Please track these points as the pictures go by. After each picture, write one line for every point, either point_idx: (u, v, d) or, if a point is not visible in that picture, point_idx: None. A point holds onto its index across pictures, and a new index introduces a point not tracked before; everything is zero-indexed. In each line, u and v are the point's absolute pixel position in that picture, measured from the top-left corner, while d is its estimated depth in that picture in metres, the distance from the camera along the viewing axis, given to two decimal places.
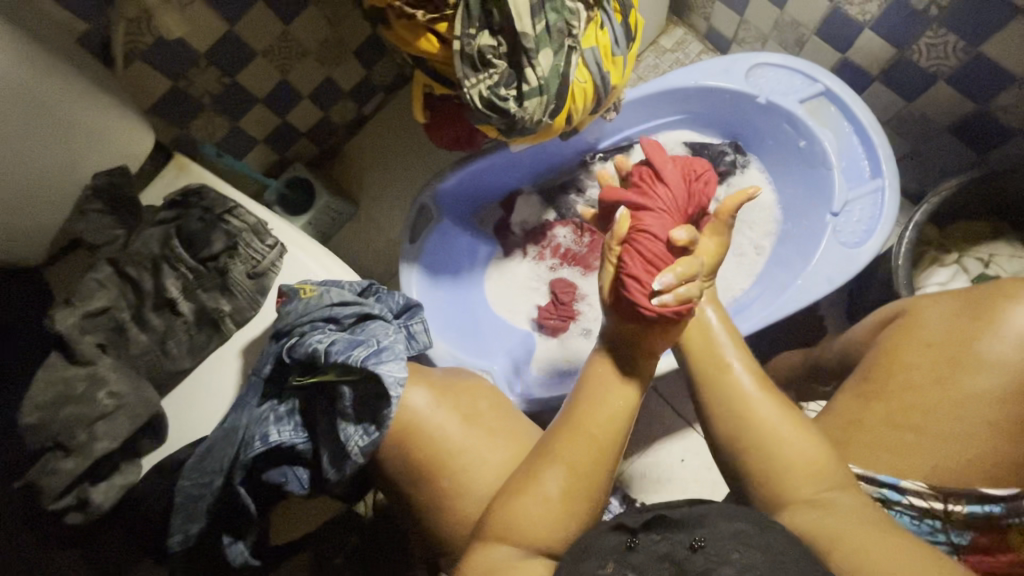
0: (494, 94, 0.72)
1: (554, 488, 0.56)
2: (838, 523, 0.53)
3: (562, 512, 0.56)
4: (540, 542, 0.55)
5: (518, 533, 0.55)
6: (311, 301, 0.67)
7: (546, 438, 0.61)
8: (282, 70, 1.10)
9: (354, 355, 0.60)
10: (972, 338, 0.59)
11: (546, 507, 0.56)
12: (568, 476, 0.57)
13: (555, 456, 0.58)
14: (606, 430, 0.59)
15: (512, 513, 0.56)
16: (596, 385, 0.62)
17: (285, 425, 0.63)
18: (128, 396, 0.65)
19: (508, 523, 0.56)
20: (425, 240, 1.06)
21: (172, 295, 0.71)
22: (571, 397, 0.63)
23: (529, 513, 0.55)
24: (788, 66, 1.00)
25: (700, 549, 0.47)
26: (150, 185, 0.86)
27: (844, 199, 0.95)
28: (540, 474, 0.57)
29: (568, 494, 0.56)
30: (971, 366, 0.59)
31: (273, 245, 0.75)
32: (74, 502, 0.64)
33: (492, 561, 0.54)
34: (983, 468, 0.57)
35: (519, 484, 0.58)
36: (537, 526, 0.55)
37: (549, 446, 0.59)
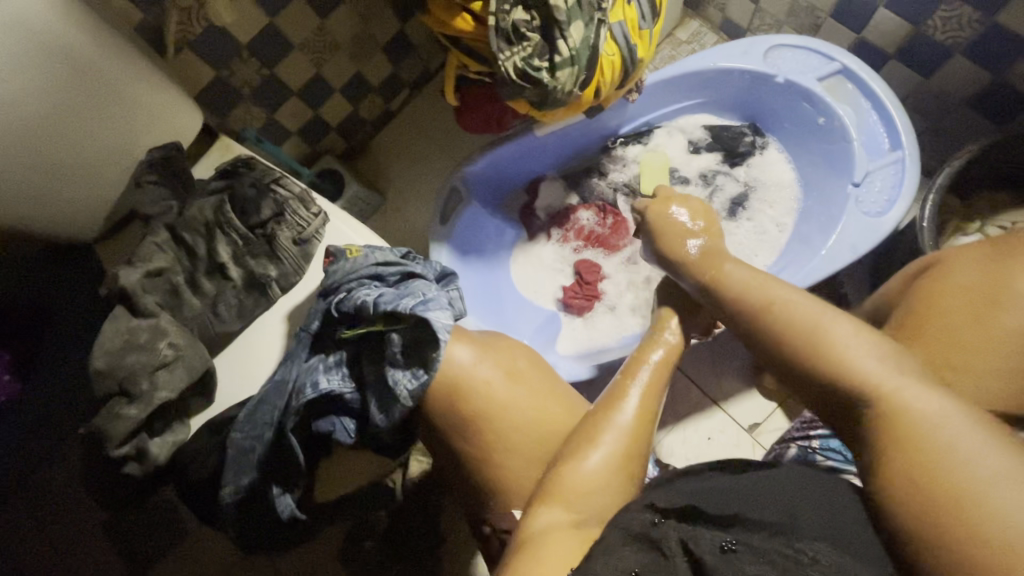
0: (528, 65, 0.76)
1: (603, 455, 0.58)
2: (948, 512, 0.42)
3: (616, 480, 0.57)
4: (593, 512, 0.54)
5: (574, 498, 0.55)
6: (357, 261, 0.71)
7: (599, 407, 0.64)
8: (316, 64, 1.15)
9: (403, 303, 0.63)
10: (1007, 280, 0.60)
11: (600, 474, 0.57)
12: (624, 443, 0.59)
13: (613, 423, 0.61)
14: (653, 405, 0.64)
15: (569, 477, 0.57)
16: (651, 370, 0.67)
17: (333, 374, 0.66)
18: (187, 349, 0.68)
19: (561, 490, 0.56)
20: (454, 221, 1.11)
21: (223, 260, 0.75)
22: (619, 377, 0.68)
23: (584, 477, 0.56)
24: (804, 47, 1.03)
25: (730, 552, 0.47)
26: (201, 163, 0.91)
27: (865, 170, 0.97)
28: (597, 440, 0.60)
29: (625, 461, 0.58)
30: (1009, 303, 0.59)
31: (318, 214, 0.79)
32: (132, 453, 0.67)
33: (544, 529, 0.52)
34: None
35: (571, 453, 0.59)
36: (589, 495, 0.55)
37: (598, 415, 0.63)
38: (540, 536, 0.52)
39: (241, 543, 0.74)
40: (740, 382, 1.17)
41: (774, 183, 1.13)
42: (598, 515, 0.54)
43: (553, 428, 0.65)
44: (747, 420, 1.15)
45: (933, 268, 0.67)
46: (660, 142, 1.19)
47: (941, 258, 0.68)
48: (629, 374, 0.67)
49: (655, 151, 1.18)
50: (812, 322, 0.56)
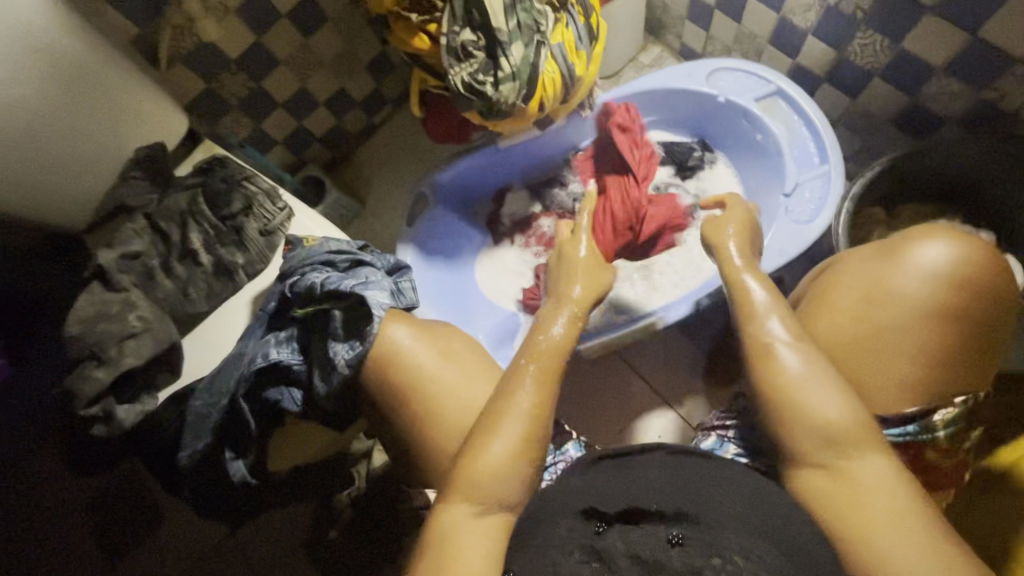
0: (474, 79, 0.85)
1: (506, 444, 0.65)
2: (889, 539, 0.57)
3: (516, 467, 0.64)
4: (494, 499, 0.63)
5: (477, 491, 0.62)
6: (312, 248, 0.79)
7: (505, 393, 0.69)
8: (301, 79, 1.26)
9: (346, 283, 0.71)
10: (889, 281, 0.70)
11: (501, 463, 0.64)
12: (525, 431, 0.66)
13: (514, 409, 0.67)
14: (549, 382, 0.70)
15: (474, 470, 0.63)
16: (546, 350, 0.72)
17: (283, 347, 0.73)
18: (154, 322, 0.76)
19: (467, 481, 0.63)
20: (420, 224, 1.19)
21: (195, 246, 0.83)
22: (521, 362, 0.72)
23: (486, 470, 0.63)
24: (744, 70, 1.12)
25: (678, 545, 0.57)
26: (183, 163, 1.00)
27: (795, 182, 1.05)
28: (499, 431, 0.65)
29: (524, 446, 0.65)
30: (887, 301, 0.70)
31: (283, 208, 0.87)
32: (100, 415, 0.73)
33: (450, 523, 0.61)
34: (923, 398, 0.67)
35: (477, 444, 0.65)
36: (491, 484, 0.63)
37: (502, 399, 0.68)
38: (445, 530, 0.60)
39: (196, 506, 0.81)
40: (691, 384, 1.23)
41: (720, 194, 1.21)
42: (499, 501, 0.63)
43: (469, 406, 0.70)
44: (696, 420, 1.20)
45: (829, 269, 0.78)
46: None
47: (834, 262, 0.78)
48: (525, 358, 0.72)
49: (613, 164, 1.27)
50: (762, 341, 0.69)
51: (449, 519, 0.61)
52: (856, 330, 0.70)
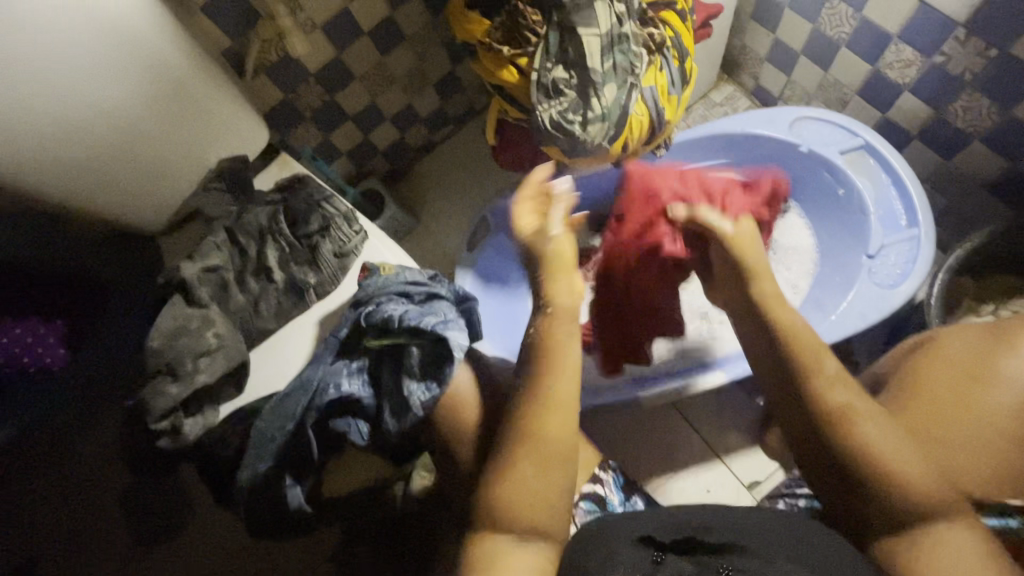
0: (562, 117, 0.84)
1: (530, 470, 0.63)
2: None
3: (545, 492, 0.62)
4: (528, 525, 0.61)
5: (505, 514, 0.61)
6: (389, 278, 0.78)
7: (522, 416, 0.65)
8: (372, 95, 1.27)
9: (425, 321, 0.70)
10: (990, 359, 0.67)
11: (529, 485, 0.62)
12: (547, 454, 0.64)
13: (532, 434, 0.64)
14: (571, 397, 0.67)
15: (502, 494, 0.62)
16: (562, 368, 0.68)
17: (355, 379, 0.72)
18: (228, 339, 0.76)
19: (499, 508, 0.62)
20: (480, 250, 1.18)
21: (270, 264, 0.84)
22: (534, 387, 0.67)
23: (516, 495, 0.61)
24: (829, 121, 1.08)
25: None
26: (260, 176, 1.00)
27: (880, 243, 1.00)
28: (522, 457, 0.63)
29: (546, 468, 0.63)
30: (989, 384, 0.66)
31: (359, 231, 0.87)
32: (167, 428, 0.74)
33: (489, 549, 0.60)
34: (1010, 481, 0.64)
35: (504, 467, 0.64)
36: (520, 505, 0.61)
37: (526, 424, 0.65)
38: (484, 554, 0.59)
39: (249, 526, 0.79)
40: (744, 437, 1.19)
41: (792, 245, 1.17)
42: (541, 529, 0.61)
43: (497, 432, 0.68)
44: (747, 477, 1.16)
45: (923, 342, 0.74)
46: None
47: (933, 335, 0.74)
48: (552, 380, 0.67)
49: None
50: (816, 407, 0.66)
51: (488, 547, 0.60)
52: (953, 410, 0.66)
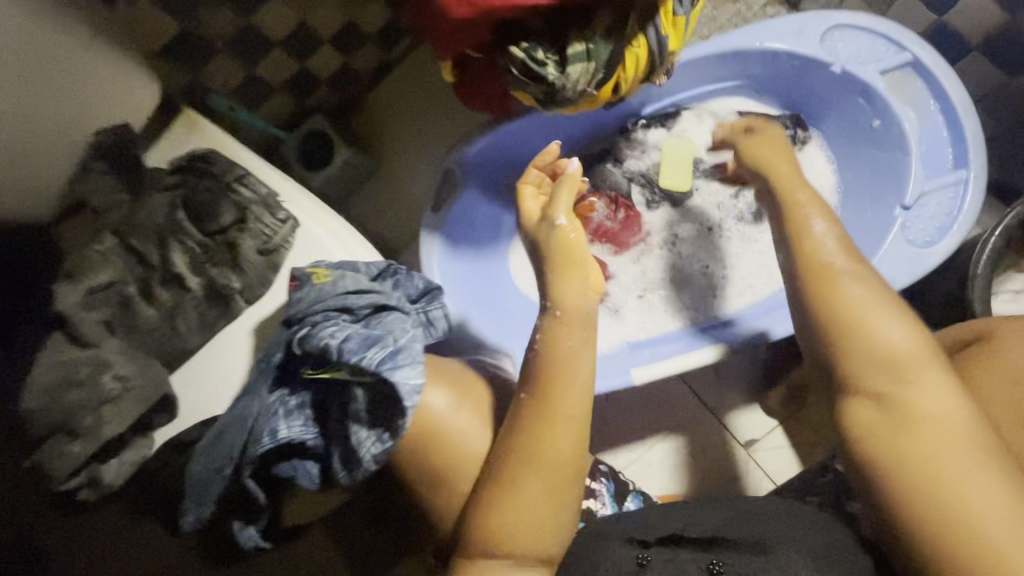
0: (529, 57, 0.62)
1: (535, 493, 0.57)
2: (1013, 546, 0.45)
3: (548, 513, 0.58)
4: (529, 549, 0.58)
5: (506, 542, 0.57)
6: (325, 288, 0.62)
7: (518, 433, 0.59)
8: (303, 11, 1.00)
9: (368, 357, 0.55)
10: None
11: (532, 510, 0.57)
12: (551, 476, 0.58)
13: (535, 451, 0.58)
14: (577, 411, 0.60)
15: (500, 521, 0.57)
16: (564, 377, 0.60)
17: (294, 420, 0.60)
18: (135, 380, 0.63)
19: (496, 536, 0.57)
20: (448, 210, 0.99)
21: (180, 269, 0.67)
22: (529, 396, 0.60)
23: (515, 521, 0.57)
24: (871, 30, 0.86)
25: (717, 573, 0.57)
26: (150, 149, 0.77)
27: (919, 191, 0.84)
28: (523, 478, 0.57)
29: (551, 492, 0.58)
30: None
31: (286, 220, 0.70)
32: (85, 482, 0.62)
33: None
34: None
35: (503, 491, 0.58)
36: (520, 531, 0.57)
37: (520, 441, 0.58)
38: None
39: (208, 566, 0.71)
40: (743, 395, 1.12)
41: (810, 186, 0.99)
42: (536, 553, 0.58)
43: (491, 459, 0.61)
44: (744, 434, 1.11)
45: (982, 342, 0.62)
46: (686, 126, 1.05)
47: (994, 330, 0.62)
48: (553, 391, 0.59)
49: (680, 136, 1.05)
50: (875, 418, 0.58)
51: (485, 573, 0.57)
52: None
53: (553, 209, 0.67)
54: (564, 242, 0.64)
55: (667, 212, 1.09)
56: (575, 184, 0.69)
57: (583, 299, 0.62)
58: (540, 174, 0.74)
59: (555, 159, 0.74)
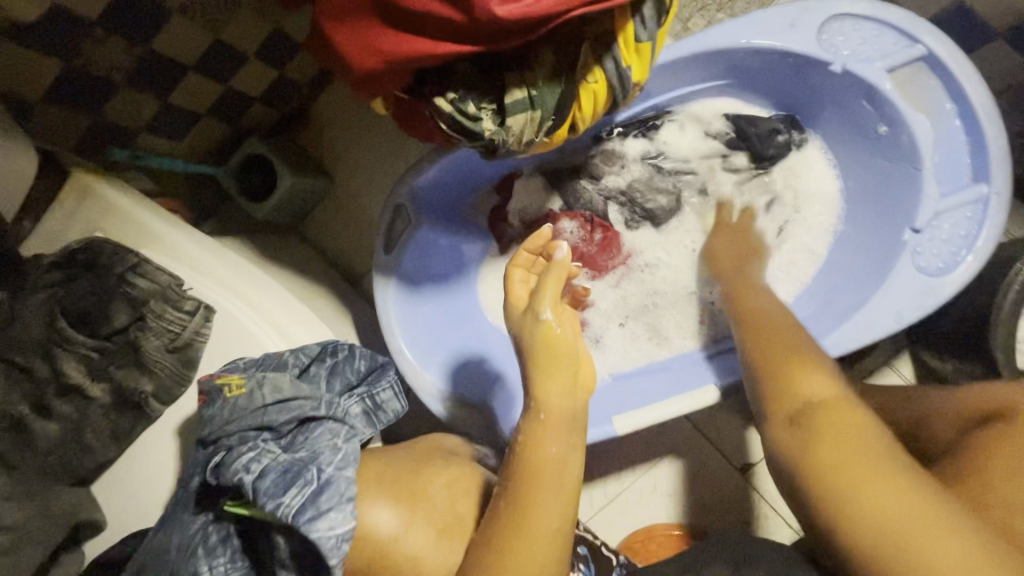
0: (461, 111, 0.51)
1: None
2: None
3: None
4: None
5: None
6: (239, 402, 0.53)
7: (489, 548, 0.50)
8: (214, 29, 0.86)
9: (286, 503, 0.47)
10: None
11: None
12: None
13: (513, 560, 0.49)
14: (560, 517, 0.52)
15: None
16: (544, 477, 0.52)
17: (217, 559, 0.52)
18: (31, 519, 0.54)
19: None
20: (401, 249, 0.89)
21: (76, 380, 0.58)
22: (504, 501, 0.52)
23: None
24: (876, 20, 0.73)
25: None
26: (31, 236, 0.69)
27: (932, 210, 0.73)
28: None
29: None
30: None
31: (194, 310, 0.60)
32: None
33: None
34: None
35: None
36: None
37: (494, 557, 0.50)
38: None
39: None
40: (737, 418, 1.02)
41: (809, 193, 0.89)
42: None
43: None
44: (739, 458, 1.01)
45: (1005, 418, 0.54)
46: (669, 137, 0.93)
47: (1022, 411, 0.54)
48: (529, 495, 0.51)
49: (661, 150, 0.93)
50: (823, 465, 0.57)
51: None
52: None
53: (537, 301, 0.57)
54: (548, 337, 0.55)
55: (654, 233, 0.96)
56: (564, 273, 0.58)
57: (570, 401, 0.54)
58: (531, 256, 0.63)
59: (547, 241, 0.62)
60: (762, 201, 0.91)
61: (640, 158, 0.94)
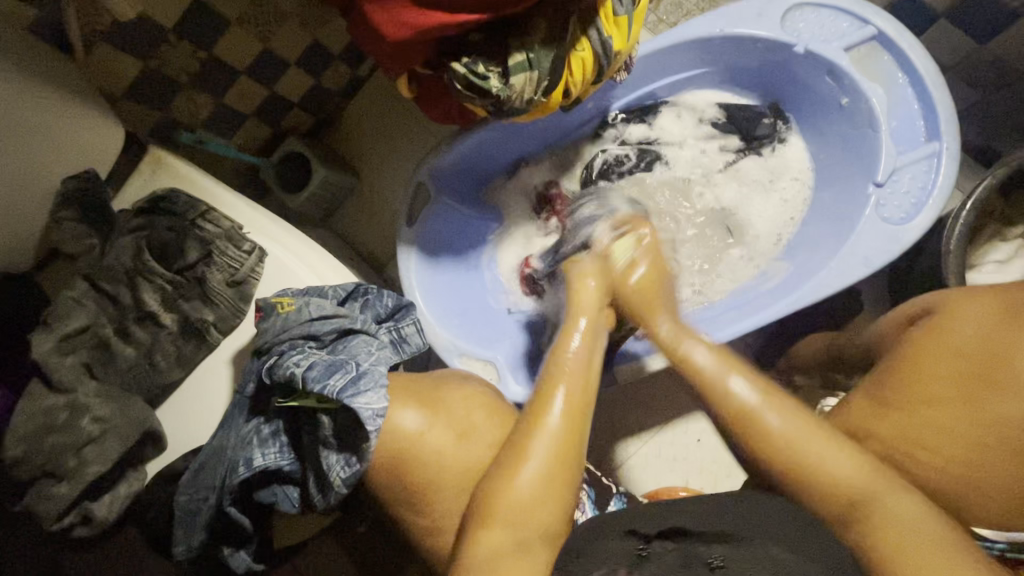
0: (472, 72, 0.63)
1: (535, 476, 0.56)
2: (897, 528, 0.49)
3: (557, 485, 0.56)
4: (535, 528, 0.55)
5: (514, 517, 0.54)
6: (289, 317, 0.64)
7: (517, 430, 0.60)
8: (262, 40, 1.00)
9: (330, 384, 0.56)
10: (1012, 353, 0.56)
11: (535, 496, 0.55)
12: (553, 454, 0.57)
13: (546, 427, 0.58)
14: (581, 389, 0.62)
15: (502, 494, 0.55)
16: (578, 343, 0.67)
17: (269, 447, 0.62)
18: (113, 420, 0.64)
19: (498, 510, 0.55)
20: (421, 222, 0.98)
21: (152, 307, 0.69)
22: (540, 382, 0.64)
23: (519, 500, 0.55)
24: (832, 6, 0.84)
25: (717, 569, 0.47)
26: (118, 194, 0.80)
27: (891, 167, 0.83)
28: (523, 460, 0.57)
29: (559, 465, 0.57)
30: (1013, 387, 0.56)
31: (251, 250, 0.71)
32: (77, 519, 0.65)
33: (491, 555, 0.53)
34: (1009, 509, 0.56)
35: (507, 469, 0.57)
36: (528, 515, 0.54)
37: (516, 435, 0.59)
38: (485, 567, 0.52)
39: None
40: None
41: (791, 167, 1.00)
42: (539, 531, 0.55)
43: (472, 469, 0.61)
44: None
45: (931, 314, 0.64)
46: (668, 124, 1.04)
47: (944, 304, 0.63)
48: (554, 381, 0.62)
49: (661, 134, 1.04)
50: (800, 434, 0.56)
51: (482, 555, 0.53)
52: (954, 423, 0.59)
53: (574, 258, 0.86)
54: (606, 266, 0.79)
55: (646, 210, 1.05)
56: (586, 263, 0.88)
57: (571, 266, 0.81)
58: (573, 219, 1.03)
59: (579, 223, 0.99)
60: (752, 174, 1.01)
61: (646, 141, 1.05)
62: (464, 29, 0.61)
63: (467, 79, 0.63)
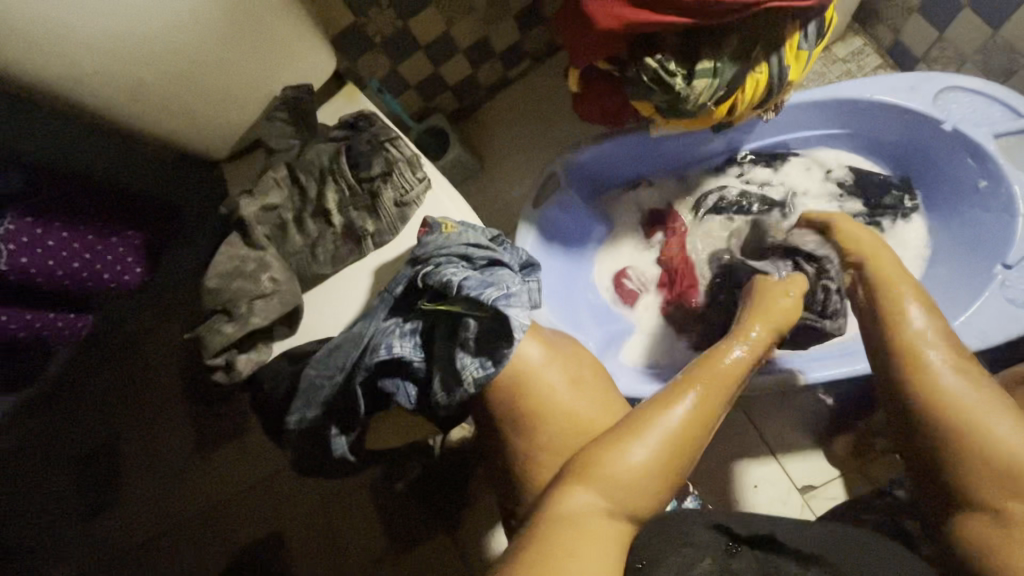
0: (662, 68, 0.71)
1: (643, 457, 0.57)
2: None
3: (660, 472, 0.57)
4: (626, 505, 0.56)
5: (611, 487, 0.55)
6: (450, 237, 0.72)
7: (637, 415, 0.62)
8: (447, 23, 1.14)
9: (486, 293, 0.64)
10: None
11: (638, 473, 0.56)
12: (669, 443, 0.58)
13: (665, 420, 0.60)
14: (716, 404, 0.63)
15: (606, 464, 0.57)
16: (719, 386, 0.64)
17: (406, 341, 0.69)
18: (283, 285, 0.76)
19: (597, 472, 0.56)
20: (547, 206, 1.06)
21: (329, 207, 0.80)
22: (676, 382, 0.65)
23: (619, 473, 0.56)
24: (986, 94, 0.90)
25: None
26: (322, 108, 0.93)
27: (1023, 252, 0.85)
28: (633, 439, 0.58)
29: (670, 454, 0.58)
30: None
31: (422, 179, 0.81)
32: (223, 363, 0.75)
33: (576, 509, 0.54)
34: None
35: (613, 443, 0.58)
36: (625, 489, 0.55)
37: (636, 416, 0.62)
38: (572, 520, 0.53)
39: (294, 462, 0.79)
40: (807, 438, 1.07)
41: (909, 238, 1.01)
42: (633, 508, 0.56)
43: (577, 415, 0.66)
44: (802, 479, 1.05)
45: None
46: (794, 172, 1.08)
47: None
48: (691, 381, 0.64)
49: (785, 179, 1.08)
50: (985, 406, 0.56)
51: (571, 507, 0.54)
52: None
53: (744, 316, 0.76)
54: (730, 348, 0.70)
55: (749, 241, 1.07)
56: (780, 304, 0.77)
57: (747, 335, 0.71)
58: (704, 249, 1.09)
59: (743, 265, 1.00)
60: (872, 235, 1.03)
61: (768, 184, 1.09)
62: (665, 30, 0.69)
63: (655, 73, 0.71)
